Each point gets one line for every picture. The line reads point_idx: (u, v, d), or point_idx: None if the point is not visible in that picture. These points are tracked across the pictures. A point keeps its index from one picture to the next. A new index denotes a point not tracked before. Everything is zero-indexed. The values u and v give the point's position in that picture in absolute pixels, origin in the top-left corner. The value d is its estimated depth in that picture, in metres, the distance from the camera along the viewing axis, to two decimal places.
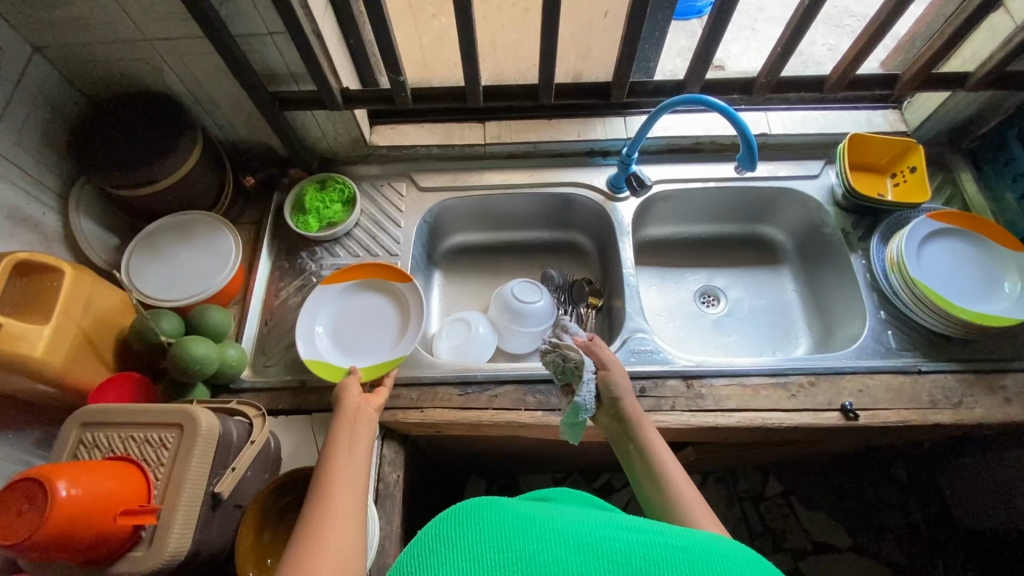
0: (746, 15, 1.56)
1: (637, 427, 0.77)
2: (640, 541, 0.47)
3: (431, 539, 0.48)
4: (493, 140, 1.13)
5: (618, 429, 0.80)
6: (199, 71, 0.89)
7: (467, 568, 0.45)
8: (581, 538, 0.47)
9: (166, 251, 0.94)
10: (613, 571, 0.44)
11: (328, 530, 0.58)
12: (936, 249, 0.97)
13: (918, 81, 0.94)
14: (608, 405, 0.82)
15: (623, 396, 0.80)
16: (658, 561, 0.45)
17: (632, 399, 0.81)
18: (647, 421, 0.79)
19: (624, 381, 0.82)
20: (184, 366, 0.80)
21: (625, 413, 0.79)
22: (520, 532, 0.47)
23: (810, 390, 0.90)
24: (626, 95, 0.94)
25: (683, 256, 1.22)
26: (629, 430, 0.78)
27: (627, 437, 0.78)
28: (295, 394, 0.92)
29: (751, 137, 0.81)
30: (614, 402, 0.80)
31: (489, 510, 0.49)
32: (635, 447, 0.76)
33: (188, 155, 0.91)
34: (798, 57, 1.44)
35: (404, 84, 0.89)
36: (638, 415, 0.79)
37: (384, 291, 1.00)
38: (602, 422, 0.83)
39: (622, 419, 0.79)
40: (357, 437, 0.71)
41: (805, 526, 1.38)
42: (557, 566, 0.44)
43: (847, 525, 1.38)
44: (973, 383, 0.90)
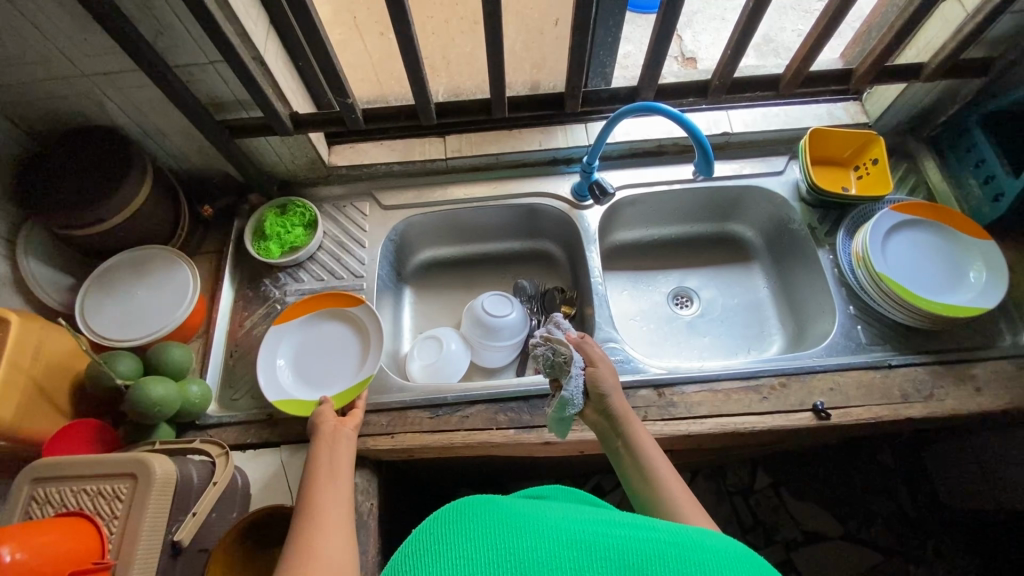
0: (714, 4, 1.55)
1: (627, 426, 0.75)
2: (633, 537, 0.45)
3: (425, 538, 0.47)
4: (453, 154, 1.11)
5: (606, 426, 0.78)
6: (142, 103, 0.87)
7: (457, 567, 0.43)
8: (574, 535, 0.45)
9: (120, 289, 0.92)
10: (607, 566, 0.43)
11: (315, 552, 0.57)
12: (900, 241, 0.97)
13: (872, 74, 0.94)
14: (595, 400, 0.78)
15: (610, 394, 0.78)
16: (652, 557, 0.43)
17: (619, 398, 0.78)
18: (635, 418, 0.77)
19: (611, 376, 0.80)
20: (142, 409, 0.78)
21: (613, 412, 0.77)
22: (514, 530, 0.46)
23: (782, 391, 0.89)
24: (581, 104, 0.93)
25: (655, 259, 1.21)
26: (617, 427, 0.76)
27: (615, 434, 0.76)
28: (262, 427, 0.90)
29: (704, 142, 0.81)
30: (602, 399, 0.78)
31: (482, 510, 0.49)
32: (624, 445, 0.75)
33: (137, 189, 0.89)
34: (767, 44, 1.43)
35: (354, 105, 0.88)
36: (627, 413, 0.77)
37: (341, 318, 0.99)
38: (591, 418, 0.80)
39: (610, 417, 0.77)
40: (335, 461, 0.72)
41: (796, 517, 1.37)
42: (549, 563, 0.43)
43: (837, 514, 1.37)
44: (944, 374, 0.90)
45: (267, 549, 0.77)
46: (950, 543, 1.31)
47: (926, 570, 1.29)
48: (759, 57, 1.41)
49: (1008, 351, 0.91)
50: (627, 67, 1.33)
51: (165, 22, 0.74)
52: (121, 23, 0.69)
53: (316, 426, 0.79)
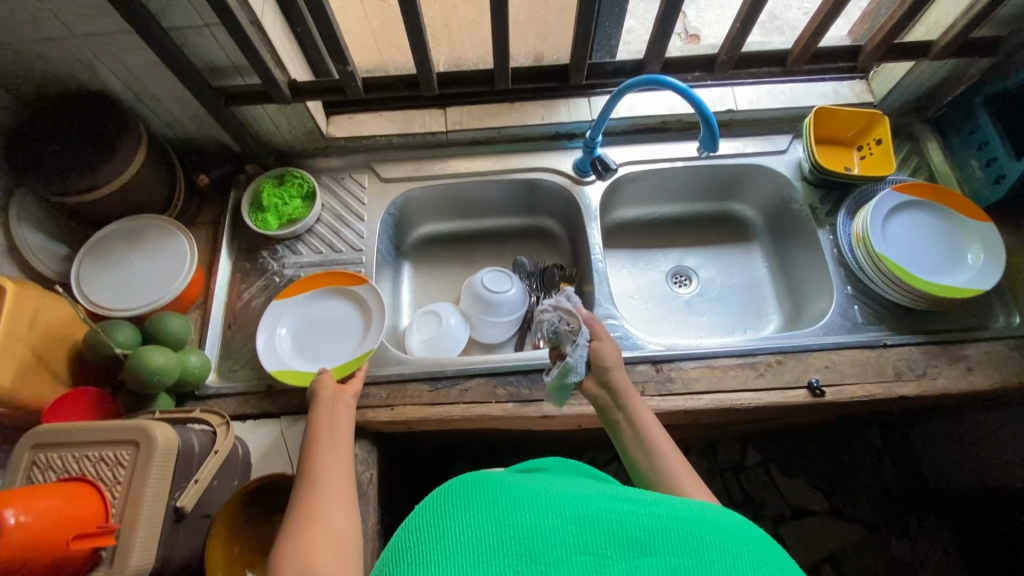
0: None
1: (628, 399, 0.76)
2: (636, 512, 0.45)
3: (427, 513, 0.46)
4: (454, 126, 1.09)
5: (607, 400, 0.78)
6: (136, 68, 0.85)
7: (460, 543, 0.43)
8: (577, 510, 0.45)
9: (116, 259, 0.91)
10: (610, 542, 0.43)
11: (322, 520, 0.58)
12: (901, 222, 0.97)
13: (881, 52, 0.93)
14: (596, 372, 0.79)
15: (612, 367, 0.78)
16: (654, 533, 0.43)
17: (620, 372, 0.78)
18: (634, 392, 0.78)
19: (614, 351, 0.80)
20: (142, 377, 0.78)
21: (614, 385, 0.78)
22: (516, 504, 0.46)
23: (779, 368, 0.90)
24: (585, 77, 0.91)
25: (655, 237, 1.21)
26: (618, 400, 0.77)
27: (615, 408, 0.77)
28: (262, 398, 0.91)
29: (710, 117, 0.80)
30: (604, 371, 0.78)
31: (485, 485, 0.48)
32: (625, 419, 0.75)
33: (132, 156, 0.87)
34: (772, 23, 1.40)
35: (353, 73, 0.86)
36: (627, 387, 0.78)
37: (342, 293, 0.99)
38: (591, 389, 0.79)
39: (611, 389, 0.78)
40: (337, 429, 0.72)
41: (784, 493, 1.40)
42: (552, 538, 0.43)
43: (824, 490, 1.40)
44: (937, 353, 0.91)
45: (267, 516, 0.78)
46: (931, 519, 1.35)
47: (908, 544, 1.34)
48: (764, 35, 1.39)
49: (1001, 332, 0.92)
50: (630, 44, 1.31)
51: None
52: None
53: (316, 393, 0.79)
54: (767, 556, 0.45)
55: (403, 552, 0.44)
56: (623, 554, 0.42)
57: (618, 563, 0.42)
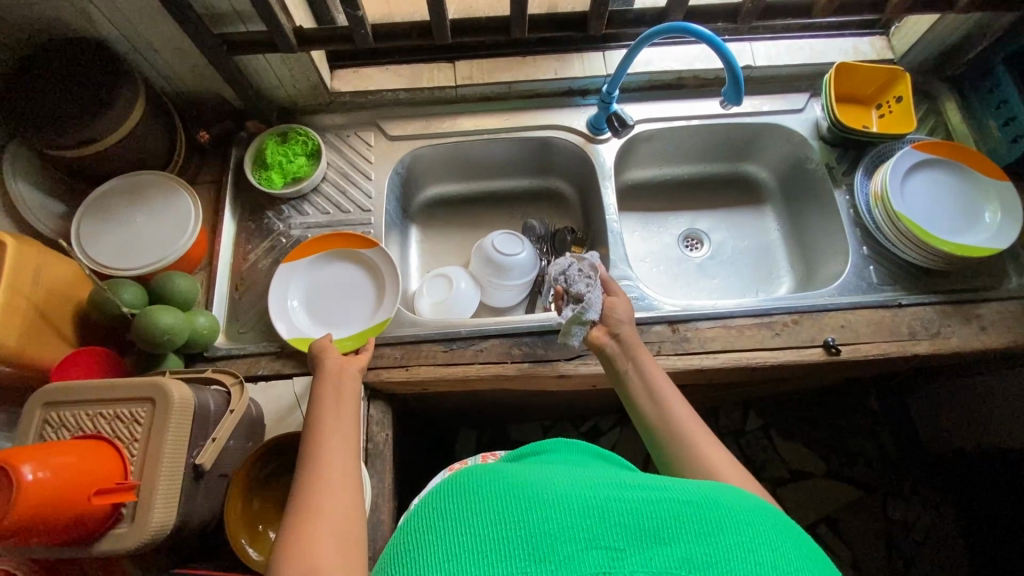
0: None
1: (638, 353, 0.78)
2: (647, 500, 0.43)
3: (425, 517, 0.44)
4: (463, 81, 1.04)
5: (615, 350, 0.79)
6: (131, 10, 0.79)
7: (464, 545, 0.41)
8: (585, 500, 0.43)
9: (116, 215, 0.87)
10: (622, 534, 0.41)
11: (325, 500, 0.56)
12: (920, 180, 0.96)
13: (908, 4, 0.88)
14: (610, 323, 0.81)
15: (624, 323, 0.80)
16: (666, 521, 0.42)
17: (632, 329, 0.80)
18: (641, 346, 0.79)
19: (626, 310, 0.82)
20: (152, 338, 0.77)
21: (625, 339, 0.79)
22: (521, 500, 0.43)
23: (795, 328, 0.90)
24: (604, 27, 0.87)
25: (666, 200, 1.20)
26: (629, 352, 0.78)
27: (625, 359, 0.78)
28: (273, 360, 0.89)
29: (737, 70, 0.77)
30: (617, 324, 0.80)
31: (485, 482, 0.46)
32: (634, 369, 0.76)
33: (130, 108, 0.83)
34: None
35: (363, 20, 0.81)
36: (637, 343, 0.79)
37: (349, 257, 0.96)
38: (600, 338, 0.80)
39: (622, 342, 0.79)
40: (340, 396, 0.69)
41: (783, 456, 1.43)
42: (563, 534, 0.41)
43: (823, 453, 1.43)
44: (951, 313, 0.91)
45: (284, 475, 0.77)
46: (925, 479, 1.39)
47: (904, 503, 1.38)
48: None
49: (1013, 293, 0.92)
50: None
51: None
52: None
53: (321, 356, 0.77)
54: (784, 534, 0.43)
55: (407, 557, 0.42)
56: (637, 546, 0.40)
57: (633, 555, 0.40)
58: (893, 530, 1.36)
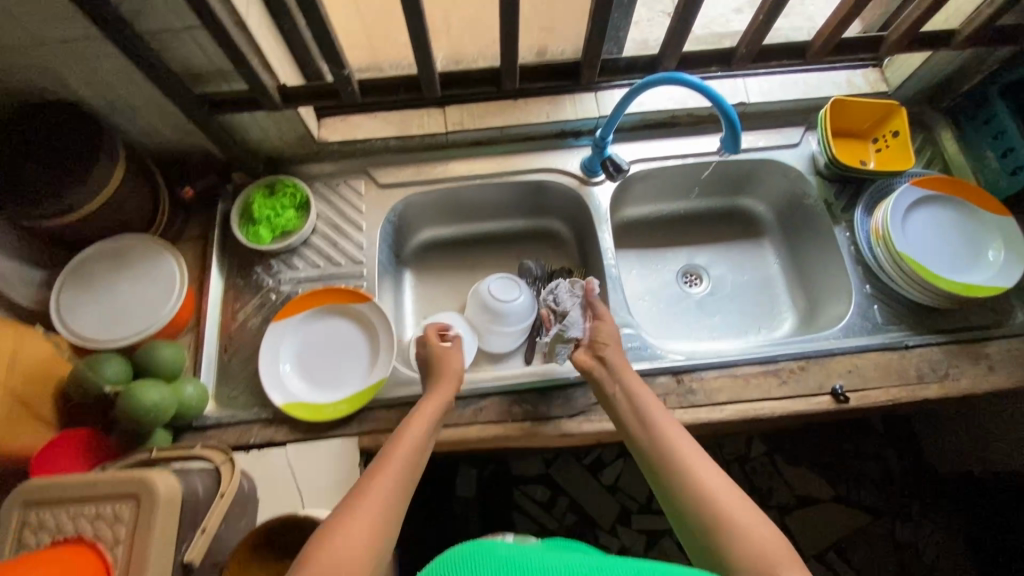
0: None
1: (622, 374, 0.77)
2: None
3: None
4: (454, 127, 1.02)
5: (601, 373, 0.79)
6: (108, 75, 0.76)
7: None
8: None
9: (97, 283, 0.83)
10: None
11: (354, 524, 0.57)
12: (921, 215, 0.94)
13: (907, 40, 0.86)
14: (594, 346, 0.82)
15: (608, 344, 0.81)
16: None
17: (616, 351, 0.81)
18: (628, 368, 0.79)
19: (612, 334, 0.83)
20: (137, 416, 0.74)
21: (608, 360, 0.80)
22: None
23: (801, 375, 0.88)
24: (597, 75, 0.85)
25: (664, 236, 1.18)
26: (614, 373, 0.78)
27: (611, 381, 0.78)
28: (265, 426, 0.86)
29: (734, 119, 0.77)
30: (600, 346, 0.81)
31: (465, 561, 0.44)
32: (623, 392, 0.76)
33: (109, 174, 0.80)
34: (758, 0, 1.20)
35: (350, 78, 0.79)
36: (623, 364, 0.79)
37: (341, 312, 0.92)
38: (585, 360, 0.81)
39: (606, 364, 0.79)
40: (422, 426, 0.71)
41: (789, 481, 1.40)
42: None
43: (829, 477, 1.40)
44: (958, 353, 0.90)
45: None
46: (931, 500, 1.37)
47: (912, 527, 1.35)
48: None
49: (1020, 329, 0.91)
50: (651, 9, 1.15)
51: None
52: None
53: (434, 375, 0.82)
54: None
55: None
56: None
57: None
58: (903, 556, 1.34)
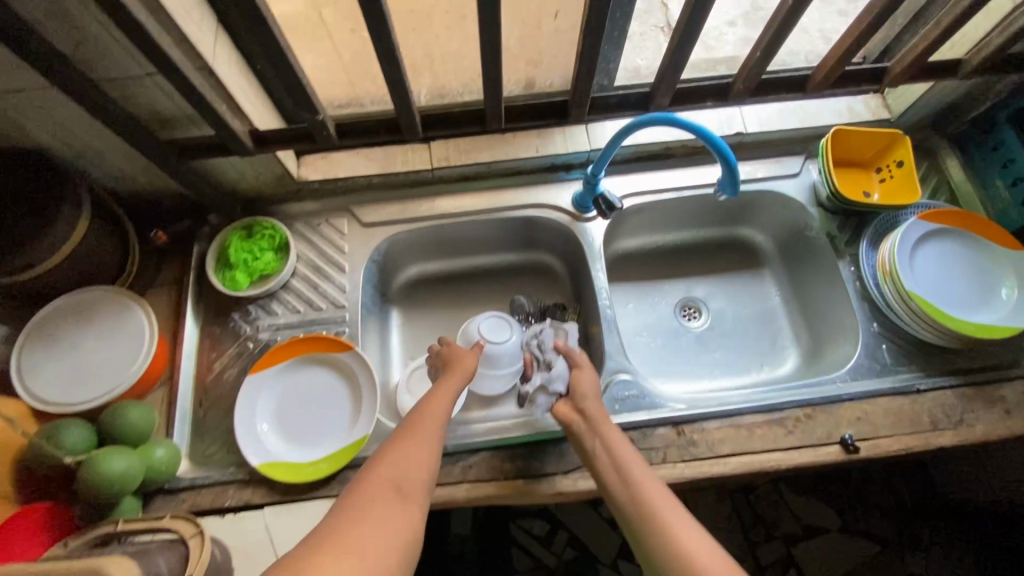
0: None
1: (602, 427, 0.70)
2: None
3: None
4: (441, 163, 0.99)
5: (581, 426, 0.72)
6: (69, 122, 0.72)
7: None
8: None
9: (63, 341, 0.79)
10: None
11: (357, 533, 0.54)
12: (927, 251, 0.90)
13: (911, 73, 0.81)
14: (574, 397, 0.75)
15: (588, 395, 0.74)
16: None
17: (597, 403, 0.74)
18: (609, 422, 0.71)
19: (592, 385, 0.76)
20: (100, 489, 0.69)
21: (586, 411, 0.72)
22: None
23: (808, 424, 0.83)
24: (587, 113, 0.81)
25: (660, 268, 1.13)
26: (593, 426, 0.71)
27: (591, 434, 0.70)
28: (242, 488, 0.81)
29: (733, 164, 0.74)
30: (580, 396, 0.74)
31: None
32: (602, 446, 0.69)
33: (72, 226, 0.75)
34: (755, 14, 1.16)
35: (325, 122, 0.75)
36: (602, 415, 0.72)
37: (322, 362, 0.88)
38: (565, 413, 0.74)
39: (585, 415, 0.72)
40: (429, 411, 0.69)
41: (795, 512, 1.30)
42: None
43: (836, 506, 1.31)
44: (973, 397, 0.85)
45: None
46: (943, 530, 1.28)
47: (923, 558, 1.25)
48: (746, 30, 1.15)
49: None
50: (644, 21, 1.16)
51: (88, 31, 0.59)
52: (41, 49, 0.57)
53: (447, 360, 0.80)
54: None
55: None
56: None
57: None
58: None
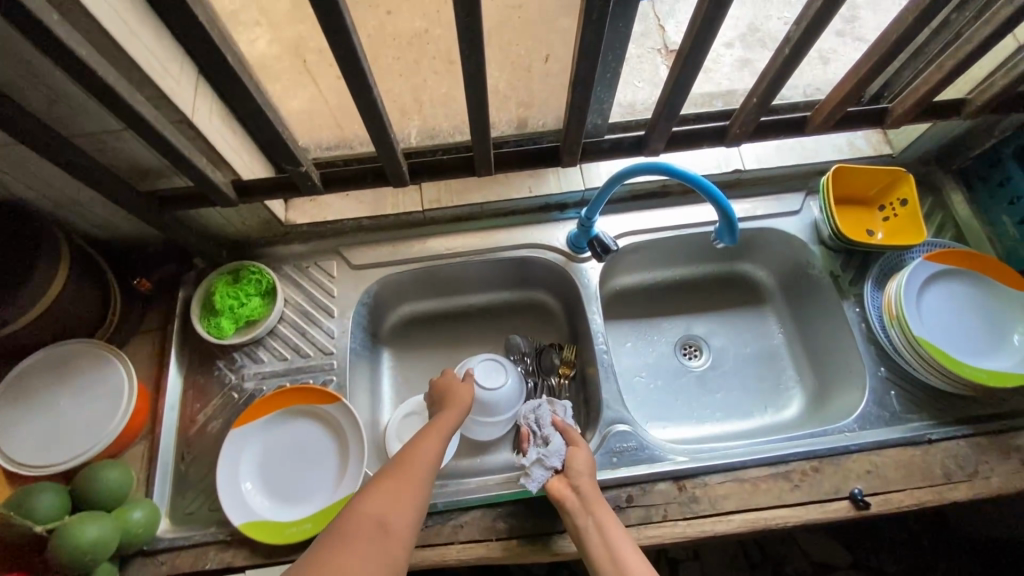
0: None
1: (596, 509, 0.68)
2: None
3: None
4: (432, 205, 0.97)
5: (575, 502, 0.69)
6: (46, 175, 0.70)
7: None
8: None
9: (39, 398, 0.77)
10: None
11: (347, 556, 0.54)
12: (935, 294, 0.87)
13: (913, 114, 0.79)
14: (569, 472, 0.73)
15: (584, 473, 0.72)
16: None
17: (592, 482, 0.72)
18: (603, 503, 0.70)
19: (586, 462, 0.74)
20: (72, 560, 0.65)
21: (581, 488, 0.70)
22: None
23: (815, 477, 0.80)
24: (578, 158, 0.79)
25: (658, 304, 1.10)
26: (588, 506, 0.69)
27: (585, 513, 0.68)
28: (224, 550, 0.77)
29: (729, 212, 0.71)
30: (576, 472, 0.72)
31: None
32: (595, 527, 0.66)
33: (49, 280, 0.72)
34: (753, 33, 1.17)
35: (308, 173, 0.72)
36: (596, 495, 0.70)
37: (308, 415, 0.85)
38: (559, 488, 0.72)
39: (580, 491, 0.70)
40: (426, 442, 0.70)
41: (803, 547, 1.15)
42: None
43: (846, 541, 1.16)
44: (987, 447, 0.81)
45: None
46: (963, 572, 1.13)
47: None
48: (743, 52, 1.15)
49: None
50: (641, 44, 1.16)
51: (61, 90, 0.57)
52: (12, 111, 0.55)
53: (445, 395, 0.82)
54: None
55: None
56: None
57: None
58: None
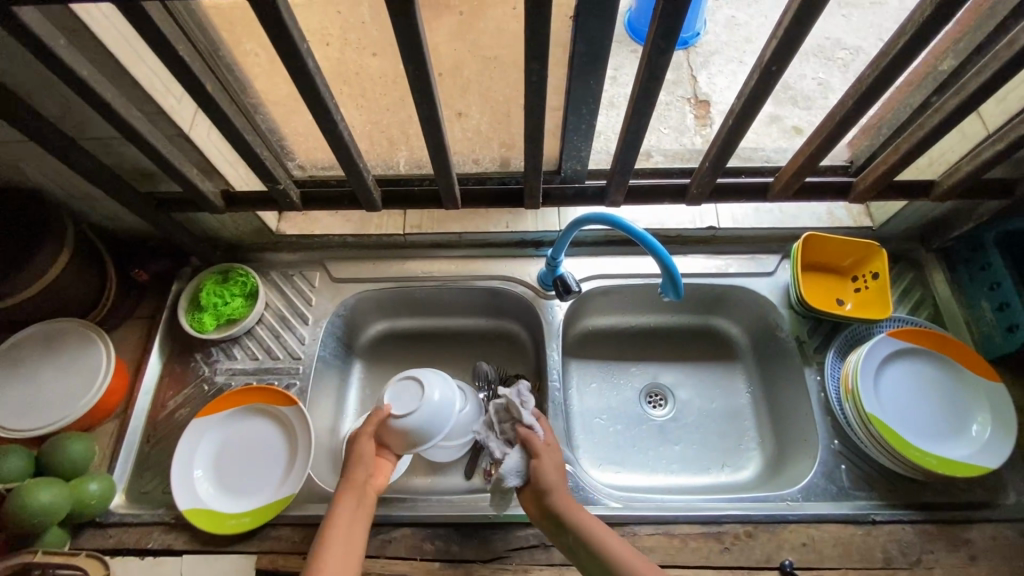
0: (732, 45, 1.30)
1: (571, 518, 0.70)
2: None
3: None
4: (413, 230, 1.04)
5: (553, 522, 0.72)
6: (62, 170, 0.79)
7: None
8: None
9: (25, 369, 0.85)
10: None
11: None
12: (896, 372, 0.86)
13: (875, 192, 0.80)
14: (535, 491, 0.73)
15: (549, 487, 0.72)
16: None
17: (559, 488, 0.72)
18: (575, 504, 0.72)
19: (555, 470, 0.74)
20: (22, 520, 0.70)
21: (553, 507, 0.71)
22: None
23: (747, 543, 0.79)
24: (540, 202, 0.83)
25: (628, 349, 1.10)
26: (563, 520, 0.71)
27: (563, 529, 0.71)
28: (168, 531, 0.82)
29: (671, 268, 0.75)
30: (541, 494, 0.72)
31: None
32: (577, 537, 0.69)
33: (51, 261, 0.80)
34: (786, 91, 1.16)
35: (287, 190, 0.79)
36: (568, 500, 0.72)
37: (266, 414, 0.89)
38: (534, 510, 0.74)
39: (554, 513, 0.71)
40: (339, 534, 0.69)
41: None
42: None
43: None
44: (934, 536, 0.79)
45: None
46: None
47: None
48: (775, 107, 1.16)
49: (1009, 514, 0.80)
50: (672, 92, 1.22)
51: (72, 100, 0.66)
52: None
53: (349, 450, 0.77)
54: None
55: None
56: None
57: None
58: None
